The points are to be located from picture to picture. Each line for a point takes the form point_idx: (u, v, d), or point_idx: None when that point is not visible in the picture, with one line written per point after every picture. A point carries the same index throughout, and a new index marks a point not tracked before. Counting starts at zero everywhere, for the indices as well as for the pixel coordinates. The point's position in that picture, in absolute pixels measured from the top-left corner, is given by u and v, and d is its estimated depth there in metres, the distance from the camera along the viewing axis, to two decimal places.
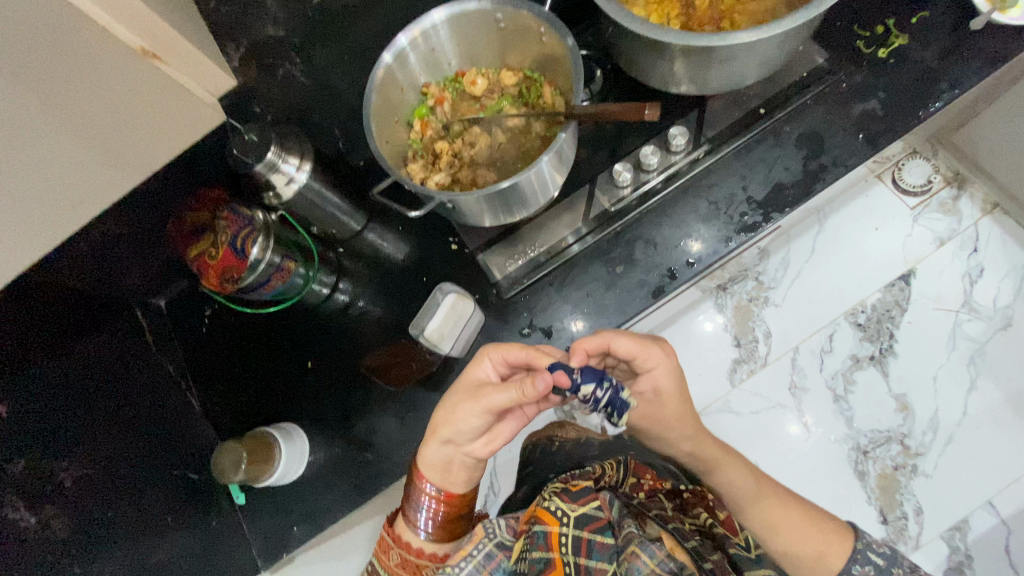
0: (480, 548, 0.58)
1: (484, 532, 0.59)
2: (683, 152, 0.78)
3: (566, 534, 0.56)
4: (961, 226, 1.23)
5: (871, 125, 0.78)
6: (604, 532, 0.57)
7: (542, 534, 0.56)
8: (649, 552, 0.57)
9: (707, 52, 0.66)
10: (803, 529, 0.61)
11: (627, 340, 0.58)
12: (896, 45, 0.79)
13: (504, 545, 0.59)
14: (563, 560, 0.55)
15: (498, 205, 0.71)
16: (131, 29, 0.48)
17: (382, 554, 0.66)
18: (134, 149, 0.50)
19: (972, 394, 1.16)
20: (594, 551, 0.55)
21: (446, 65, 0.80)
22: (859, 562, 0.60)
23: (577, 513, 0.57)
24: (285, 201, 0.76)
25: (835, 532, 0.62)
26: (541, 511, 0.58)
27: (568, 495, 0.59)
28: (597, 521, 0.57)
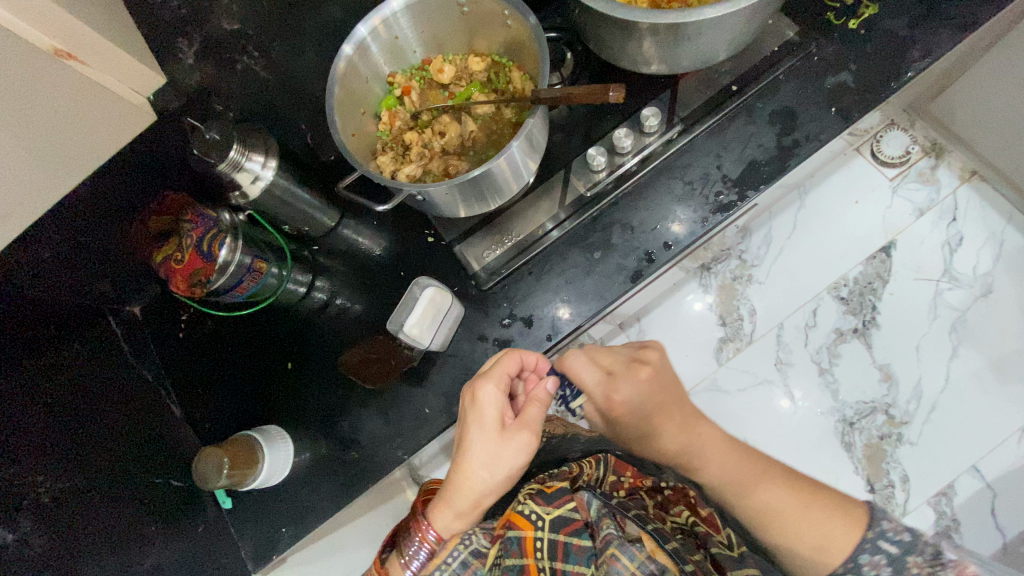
0: (454, 555, 0.61)
1: (458, 539, 0.62)
2: (656, 134, 0.78)
3: (541, 539, 0.59)
4: (939, 196, 1.23)
5: (844, 98, 0.77)
6: (580, 535, 0.60)
7: (515, 540, 0.59)
8: (629, 555, 0.57)
9: (676, 29, 0.65)
10: (810, 519, 0.62)
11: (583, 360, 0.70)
12: (866, 14, 0.79)
13: (478, 553, 0.62)
14: (538, 565, 0.58)
15: (471, 194, 0.69)
16: (43, 31, 0.58)
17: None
18: (84, 148, 0.65)
19: (954, 361, 1.17)
20: (570, 554, 0.59)
21: (411, 54, 0.78)
22: (867, 552, 0.59)
23: (552, 515, 0.61)
24: (253, 200, 0.74)
25: (841, 529, 0.60)
26: (515, 516, 0.61)
27: (542, 498, 0.62)
28: (571, 523, 0.61)
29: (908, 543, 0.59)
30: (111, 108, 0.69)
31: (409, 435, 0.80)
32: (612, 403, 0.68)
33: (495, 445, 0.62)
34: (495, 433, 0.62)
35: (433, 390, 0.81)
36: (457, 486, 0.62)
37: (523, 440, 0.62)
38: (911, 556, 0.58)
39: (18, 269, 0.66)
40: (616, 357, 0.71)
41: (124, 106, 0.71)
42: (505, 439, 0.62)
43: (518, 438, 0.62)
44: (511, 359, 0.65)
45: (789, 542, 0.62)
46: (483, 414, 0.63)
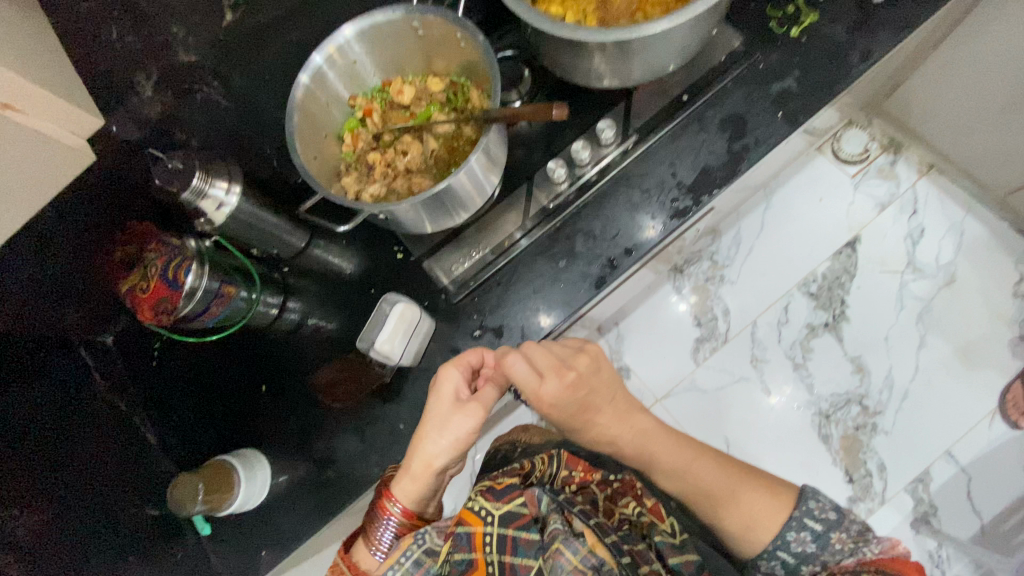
0: (408, 555, 0.58)
1: (411, 539, 0.59)
2: (613, 145, 0.80)
3: (490, 533, 0.58)
4: (898, 190, 1.27)
5: (790, 103, 0.80)
6: (529, 529, 0.59)
7: (465, 536, 0.58)
8: (573, 548, 0.58)
9: (622, 46, 0.67)
10: (749, 502, 0.66)
11: (523, 365, 0.67)
12: (808, 22, 0.82)
13: (432, 552, 0.59)
14: (486, 560, 0.57)
15: (434, 210, 0.71)
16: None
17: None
18: None
19: (922, 350, 1.20)
20: (518, 548, 0.58)
21: (371, 77, 0.80)
22: (794, 530, 0.64)
23: (501, 511, 0.59)
24: (219, 227, 0.75)
25: (771, 509, 0.66)
26: (465, 513, 0.59)
27: (492, 494, 0.61)
28: (519, 518, 0.60)
29: (831, 521, 0.64)
30: (49, 153, 0.66)
31: (385, 450, 0.81)
32: (541, 401, 0.69)
33: (450, 415, 0.67)
34: (454, 412, 0.67)
35: (407, 404, 0.82)
36: (417, 459, 0.66)
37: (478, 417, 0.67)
38: (834, 532, 0.63)
39: None
40: (549, 357, 0.69)
41: (62, 149, 0.68)
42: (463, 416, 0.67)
43: (474, 413, 0.67)
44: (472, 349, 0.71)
45: (724, 523, 0.67)
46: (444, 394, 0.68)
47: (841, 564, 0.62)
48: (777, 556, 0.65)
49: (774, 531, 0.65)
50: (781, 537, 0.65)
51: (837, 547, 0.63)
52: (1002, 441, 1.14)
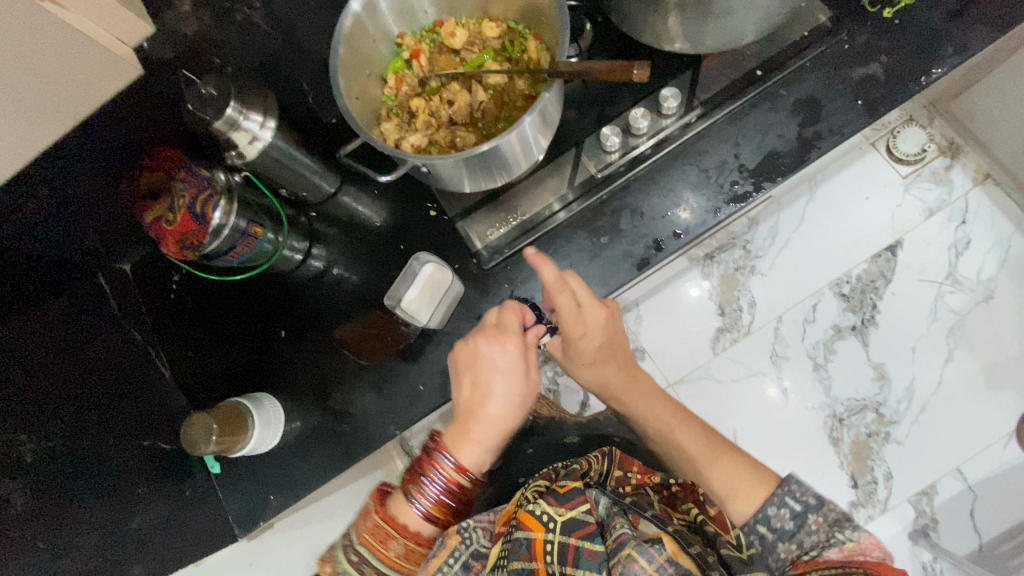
0: (456, 555, 0.59)
1: (458, 538, 0.60)
2: (674, 117, 0.75)
3: (552, 541, 0.56)
4: (950, 197, 1.17)
5: (872, 91, 0.74)
6: (592, 539, 0.56)
7: (525, 541, 0.56)
8: (648, 556, 0.52)
9: (704, 6, 0.61)
10: (741, 478, 0.65)
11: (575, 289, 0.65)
12: (902, 4, 0.75)
13: (479, 554, 0.60)
14: (547, 569, 0.55)
15: (479, 168, 0.66)
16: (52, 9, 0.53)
17: (377, 545, 0.57)
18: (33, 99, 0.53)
19: (949, 364, 1.14)
20: (581, 558, 0.55)
21: (422, 14, 0.74)
22: (773, 506, 0.62)
23: (563, 517, 0.57)
24: (249, 162, 0.71)
25: (751, 484, 0.64)
26: (525, 516, 0.58)
27: (555, 498, 0.58)
28: (584, 526, 0.57)
29: (810, 505, 0.60)
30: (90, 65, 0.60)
31: (402, 410, 0.80)
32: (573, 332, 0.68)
33: (510, 379, 0.64)
34: (517, 367, 0.65)
35: (428, 367, 0.80)
36: (482, 422, 0.64)
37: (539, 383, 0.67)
38: (811, 515, 0.60)
39: (18, 221, 0.64)
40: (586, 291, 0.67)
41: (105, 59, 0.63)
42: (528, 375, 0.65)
43: (534, 378, 0.66)
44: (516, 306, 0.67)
45: (707, 480, 0.66)
46: (493, 332, 0.65)
47: (823, 555, 0.57)
48: (755, 530, 0.62)
49: (751, 502, 0.63)
50: (760, 511, 0.63)
51: (812, 528, 0.59)
52: (1015, 464, 1.09)
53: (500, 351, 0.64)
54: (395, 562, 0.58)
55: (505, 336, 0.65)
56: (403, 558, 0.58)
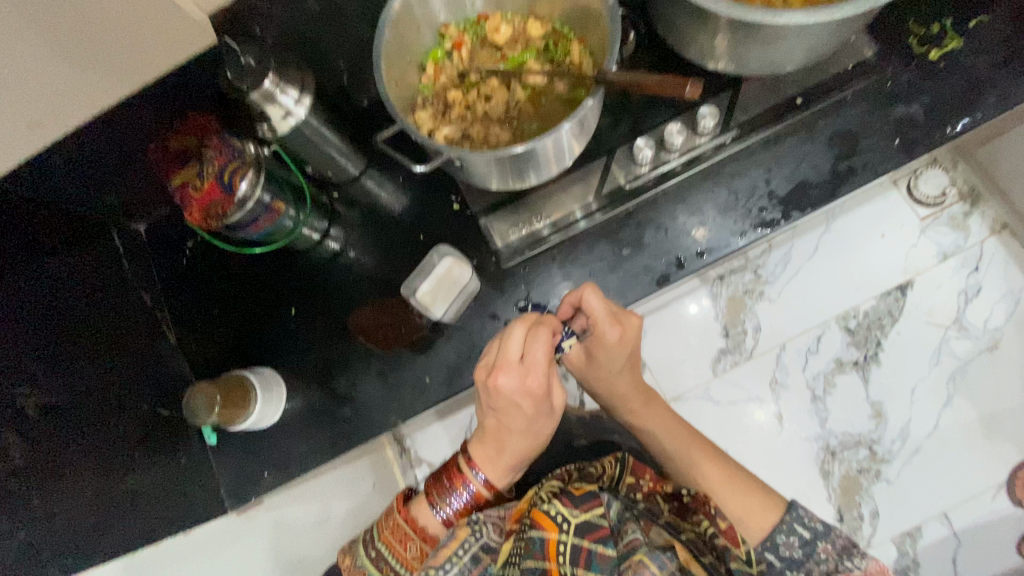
0: (466, 548, 0.60)
1: (469, 531, 0.61)
2: (711, 135, 0.73)
3: (565, 542, 0.56)
4: (966, 243, 1.13)
5: (909, 132, 0.74)
6: (605, 543, 0.57)
7: (539, 541, 0.56)
8: (658, 562, 0.54)
9: (754, 29, 0.59)
10: (749, 502, 0.65)
11: (597, 297, 0.62)
12: (951, 47, 0.74)
13: (490, 548, 0.61)
14: (559, 569, 0.55)
15: (510, 168, 0.66)
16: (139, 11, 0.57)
17: (396, 544, 0.63)
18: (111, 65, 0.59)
19: (946, 410, 1.09)
20: (593, 561, 0.56)
21: (469, 6, 0.73)
22: (783, 533, 0.63)
23: (578, 519, 0.57)
24: (280, 136, 0.71)
25: (762, 506, 0.65)
26: (538, 515, 0.58)
27: (570, 500, 0.59)
28: (597, 529, 0.57)
29: (818, 531, 0.63)
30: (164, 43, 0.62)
31: (406, 401, 0.79)
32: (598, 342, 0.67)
33: (530, 414, 0.62)
34: (542, 401, 0.61)
35: (435, 360, 0.79)
36: (507, 451, 0.64)
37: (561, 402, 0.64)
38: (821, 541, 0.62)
39: (41, 181, 0.64)
40: (604, 304, 0.64)
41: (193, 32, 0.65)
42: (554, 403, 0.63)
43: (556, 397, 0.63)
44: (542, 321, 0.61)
45: (722, 502, 0.66)
46: (519, 367, 0.59)
47: None
48: (764, 558, 0.63)
49: (764, 528, 0.64)
50: (769, 539, 0.64)
51: (822, 557, 0.62)
52: (1005, 515, 1.05)
53: (529, 391, 0.59)
54: (412, 563, 0.63)
55: (536, 372, 0.59)
56: (417, 560, 0.63)
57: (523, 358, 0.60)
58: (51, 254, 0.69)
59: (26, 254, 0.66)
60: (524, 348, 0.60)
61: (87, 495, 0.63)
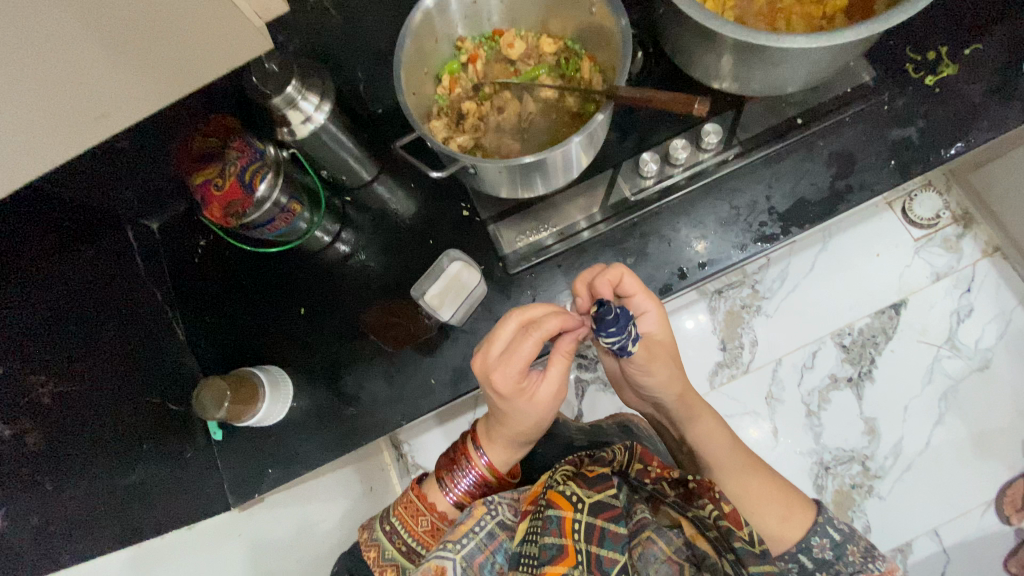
0: (482, 524, 0.59)
1: (485, 509, 0.60)
2: (712, 152, 0.77)
3: (579, 521, 0.54)
4: (959, 264, 1.15)
5: (905, 153, 0.77)
6: (617, 521, 0.55)
7: (555, 519, 0.54)
8: (665, 539, 0.59)
9: (759, 50, 0.62)
10: (784, 499, 0.67)
11: (635, 280, 0.63)
12: (945, 74, 0.78)
13: (505, 525, 0.60)
14: (575, 548, 0.53)
15: (521, 178, 0.68)
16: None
17: (409, 518, 0.65)
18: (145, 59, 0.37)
19: (938, 427, 1.11)
20: (606, 539, 0.54)
21: (486, 21, 0.76)
22: (817, 534, 0.64)
23: (592, 499, 0.56)
24: (299, 140, 0.73)
25: (799, 505, 0.67)
26: (554, 495, 0.56)
27: (583, 481, 0.58)
28: (609, 509, 0.56)
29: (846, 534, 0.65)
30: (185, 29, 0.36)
31: (410, 401, 0.81)
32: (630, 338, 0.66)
33: (508, 409, 0.61)
34: (518, 399, 0.60)
35: (441, 362, 0.81)
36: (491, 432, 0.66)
37: (543, 407, 0.61)
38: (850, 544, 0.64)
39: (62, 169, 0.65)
40: (639, 284, 0.64)
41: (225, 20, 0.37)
42: (538, 401, 0.60)
43: (540, 400, 0.61)
44: (540, 326, 0.56)
45: (763, 513, 0.66)
46: (496, 361, 0.58)
47: None
48: (797, 560, 0.63)
49: (807, 523, 0.65)
50: (806, 539, 0.64)
51: (850, 558, 0.62)
52: (995, 532, 1.06)
53: (500, 389, 0.59)
54: (422, 538, 0.64)
55: (509, 371, 0.58)
56: (429, 536, 0.65)
57: (507, 351, 0.58)
58: (72, 242, 0.70)
59: (48, 244, 0.65)
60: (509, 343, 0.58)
61: (100, 481, 0.63)
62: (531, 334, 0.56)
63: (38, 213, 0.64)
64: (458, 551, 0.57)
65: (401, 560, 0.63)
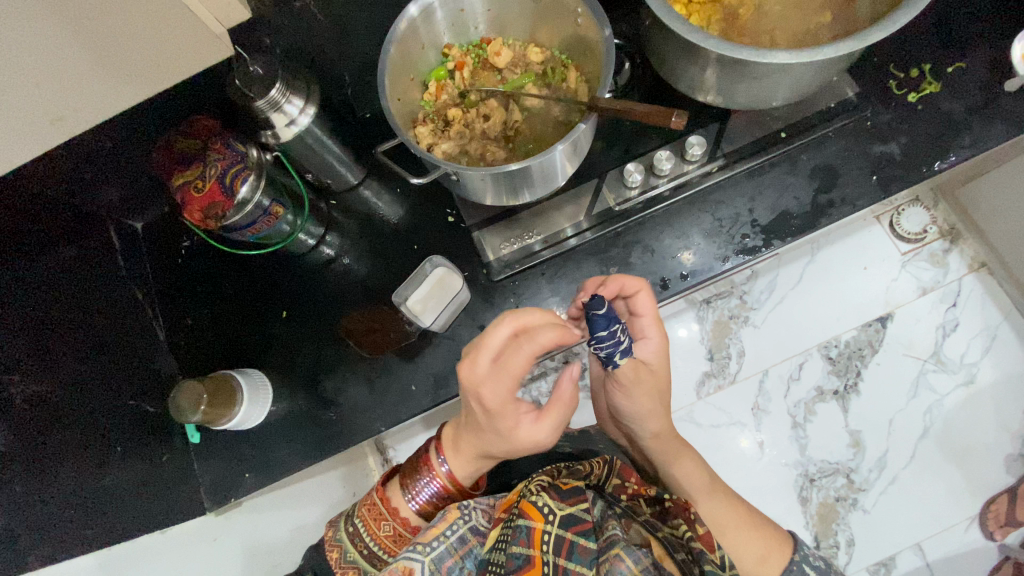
0: (454, 529, 0.58)
1: (458, 514, 0.59)
2: (697, 163, 0.78)
3: (550, 532, 0.54)
4: (945, 279, 1.16)
5: (886, 169, 0.78)
6: (587, 536, 0.55)
7: (525, 529, 0.54)
8: (634, 558, 0.55)
9: (742, 66, 0.62)
10: (749, 535, 0.67)
11: (647, 302, 0.65)
12: (928, 91, 0.79)
13: (477, 532, 0.59)
14: (542, 559, 0.53)
15: (504, 186, 0.68)
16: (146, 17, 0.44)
17: (371, 522, 0.64)
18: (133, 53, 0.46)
19: (922, 441, 1.11)
20: (574, 553, 0.54)
21: (473, 29, 0.76)
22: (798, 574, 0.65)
23: (563, 512, 0.56)
24: (283, 143, 0.73)
25: (775, 543, 0.67)
26: (526, 505, 0.56)
27: (557, 493, 0.58)
28: (580, 523, 0.56)
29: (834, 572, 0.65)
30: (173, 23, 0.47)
31: (390, 407, 0.80)
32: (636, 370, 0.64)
33: (489, 428, 0.59)
34: (501, 420, 0.58)
35: (423, 369, 0.81)
36: (467, 446, 0.63)
37: (527, 437, 0.59)
38: None
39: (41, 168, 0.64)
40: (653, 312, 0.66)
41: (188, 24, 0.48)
42: (522, 429, 0.59)
43: (526, 430, 0.59)
44: (539, 340, 0.54)
45: (741, 551, 0.66)
46: (485, 372, 0.56)
47: None
48: None
49: (784, 561, 0.66)
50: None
51: None
52: (975, 548, 1.07)
53: (486, 400, 0.57)
54: (380, 543, 0.63)
55: (498, 386, 0.56)
56: (389, 542, 0.63)
57: (499, 361, 0.56)
58: (50, 242, 0.69)
59: (26, 242, 0.65)
60: (503, 355, 0.56)
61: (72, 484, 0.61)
62: (527, 347, 0.54)
63: (17, 211, 0.63)
64: (427, 553, 0.56)
65: (361, 563, 0.62)
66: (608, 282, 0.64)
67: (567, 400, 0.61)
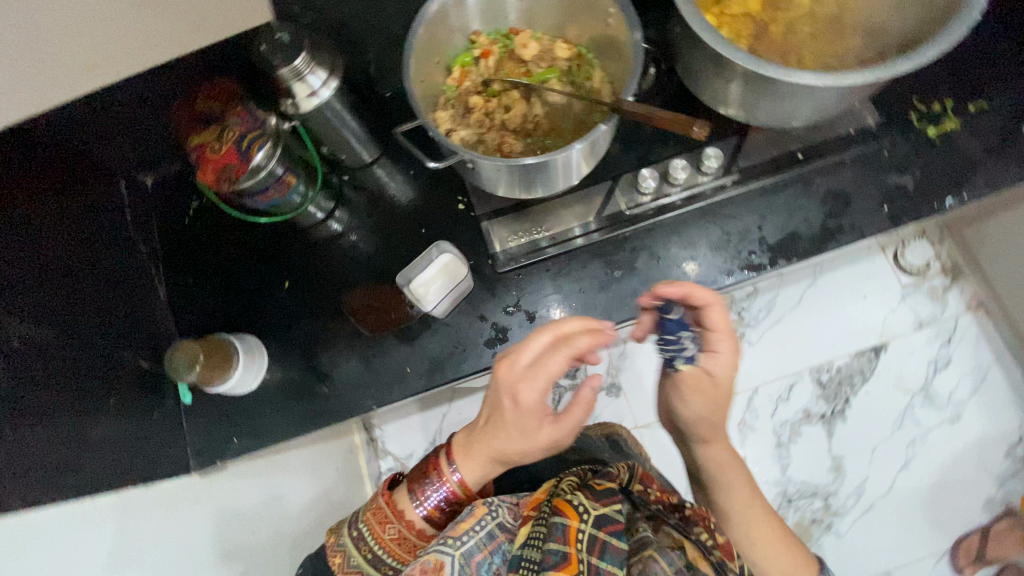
0: (483, 524, 0.58)
1: (486, 509, 0.59)
2: (711, 176, 0.78)
3: (584, 530, 0.55)
4: (942, 315, 1.17)
5: (898, 200, 0.78)
6: (620, 536, 0.55)
7: (560, 526, 0.55)
8: (668, 559, 0.57)
9: (768, 83, 0.62)
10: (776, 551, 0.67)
11: (719, 314, 0.57)
12: (947, 126, 0.79)
13: (505, 528, 0.59)
14: (578, 556, 0.53)
15: (519, 179, 0.68)
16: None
17: (377, 526, 0.62)
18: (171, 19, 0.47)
19: (902, 472, 1.12)
20: (608, 551, 0.54)
21: (503, 19, 0.76)
22: None
23: (597, 512, 0.57)
24: (302, 114, 0.73)
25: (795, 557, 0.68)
26: (561, 504, 0.57)
27: (590, 494, 0.59)
28: (614, 523, 0.56)
29: None
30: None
31: (383, 386, 0.81)
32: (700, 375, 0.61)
33: (511, 427, 0.59)
34: (524, 418, 0.58)
35: (419, 352, 0.81)
36: (482, 447, 0.62)
37: (547, 437, 0.59)
38: None
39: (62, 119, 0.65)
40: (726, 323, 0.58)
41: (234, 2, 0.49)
42: (542, 431, 0.59)
43: (543, 431, 0.59)
44: (579, 343, 0.56)
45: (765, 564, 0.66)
46: (523, 372, 0.57)
47: None
48: None
49: None
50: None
51: None
52: None
53: (522, 399, 0.57)
54: (387, 545, 0.61)
55: (535, 386, 0.56)
56: (395, 545, 0.61)
57: (534, 362, 0.58)
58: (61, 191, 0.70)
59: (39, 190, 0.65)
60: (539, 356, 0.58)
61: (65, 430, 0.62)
62: (566, 351, 0.56)
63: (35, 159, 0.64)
64: (458, 547, 0.56)
65: (365, 568, 0.60)
66: (675, 283, 0.57)
67: (587, 402, 0.60)
